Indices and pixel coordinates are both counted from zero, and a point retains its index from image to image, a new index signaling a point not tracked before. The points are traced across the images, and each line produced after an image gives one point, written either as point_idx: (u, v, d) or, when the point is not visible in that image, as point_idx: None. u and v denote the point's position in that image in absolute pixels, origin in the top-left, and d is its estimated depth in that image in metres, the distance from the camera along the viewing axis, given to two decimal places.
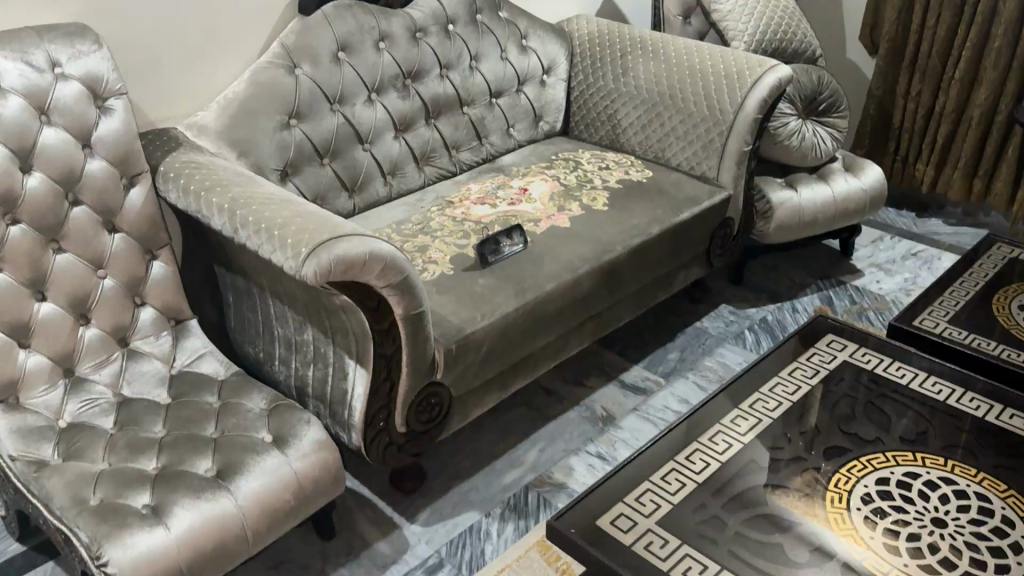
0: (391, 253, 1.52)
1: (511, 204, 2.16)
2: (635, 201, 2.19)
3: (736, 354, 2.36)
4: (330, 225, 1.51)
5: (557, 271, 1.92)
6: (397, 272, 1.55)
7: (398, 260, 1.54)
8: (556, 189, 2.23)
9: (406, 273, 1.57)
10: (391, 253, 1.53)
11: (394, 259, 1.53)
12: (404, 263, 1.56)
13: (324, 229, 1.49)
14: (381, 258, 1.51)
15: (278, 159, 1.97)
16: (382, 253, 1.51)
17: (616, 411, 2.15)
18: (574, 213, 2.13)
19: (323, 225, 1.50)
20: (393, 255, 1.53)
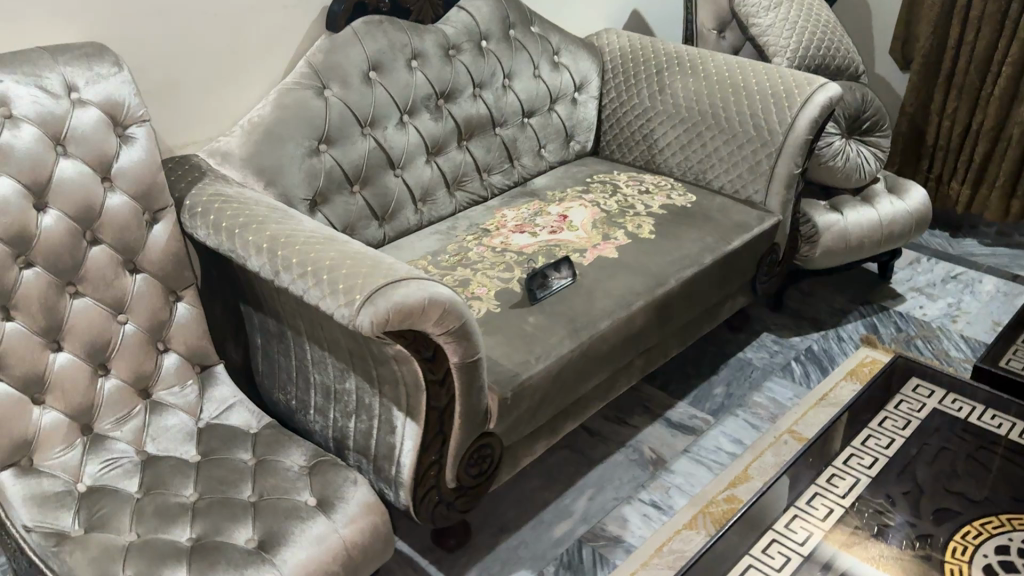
0: (451, 298, 1.39)
1: (552, 233, 2.01)
2: (684, 229, 2.06)
3: (785, 389, 2.24)
4: (383, 268, 1.37)
5: (612, 307, 1.79)
6: (457, 318, 1.41)
7: (458, 305, 1.41)
8: (597, 216, 2.09)
9: (466, 319, 1.43)
10: (450, 297, 1.39)
11: (454, 304, 1.40)
12: (463, 308, 1.42)
13: (378, 272, 1.35)
14: (441, 303, 1.37)
15: (308, 188, 1.82)
16: (442, 298, 1.37)
17: (666, 454, 2.02)
18: (621, 242, 1.99)
19: (377, 268, 1.37)
20: (452, 299, 1.40)
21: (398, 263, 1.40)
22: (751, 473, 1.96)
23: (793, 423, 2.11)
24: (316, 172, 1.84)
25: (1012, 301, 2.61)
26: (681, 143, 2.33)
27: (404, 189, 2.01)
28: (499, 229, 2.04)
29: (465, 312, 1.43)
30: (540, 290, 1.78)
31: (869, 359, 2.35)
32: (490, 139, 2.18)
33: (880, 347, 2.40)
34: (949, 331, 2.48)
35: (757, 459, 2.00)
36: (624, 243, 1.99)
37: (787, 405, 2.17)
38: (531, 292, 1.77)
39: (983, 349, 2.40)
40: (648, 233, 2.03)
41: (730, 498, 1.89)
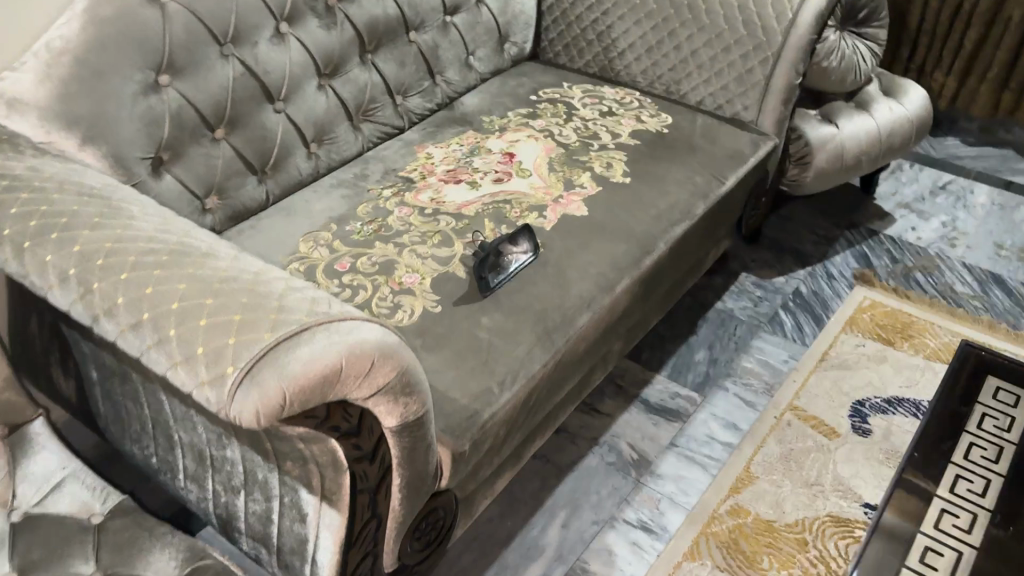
0: (379, 343, 0.90)
1: (497, 182, 1.51)
2: (665, 167, 1.59)
3: (777, 348, 1.85)
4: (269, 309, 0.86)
5: (590, 293, 1.32)
6: (393, 369, 0.93)
7: (391, 349, 0.92)
8: (552, 154, 1.59)
9: (406, 365, 0.95)
10: (378, 342, 0.90)
11: (387, 351, 0.91)
12: (398, 350, 0.94)
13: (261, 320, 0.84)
14: (366, 358, 0.88)
15: (147, 142, 1.26)
16: (367, 348, 0.88)
17: (649, 451, 1.62)
18: (589, 192, 1.51)
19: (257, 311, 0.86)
20: (382, 345, 0.91)
21: (294, 294, 0.90)
22: (754, 471, 1.59)
23: (794, 397, 1.73)
24: (160, 118, 1.27)
25: (1010, 215, 2.28)
26: (645, 43, 1.82)
27: (293, 130, 1.47)
28: (426, 178, 1.53)
29: (402, 353, 0.95)
30: (492, 275, 1.30)
31: (867, 302, 1.98)
32: (402, 49, 1.63)
33: (878, 284, 2.03)
34: (949, 258, 2.13)
35: (759, 451, 1.62)
36: (594, 193, 1.51)
37: (783, 371, 1.79)
38: (481, 280, 1.29)
39: (991, 280, 2.06)
40: (622, 177, 1.55)
41: (735, 510, 1.51)
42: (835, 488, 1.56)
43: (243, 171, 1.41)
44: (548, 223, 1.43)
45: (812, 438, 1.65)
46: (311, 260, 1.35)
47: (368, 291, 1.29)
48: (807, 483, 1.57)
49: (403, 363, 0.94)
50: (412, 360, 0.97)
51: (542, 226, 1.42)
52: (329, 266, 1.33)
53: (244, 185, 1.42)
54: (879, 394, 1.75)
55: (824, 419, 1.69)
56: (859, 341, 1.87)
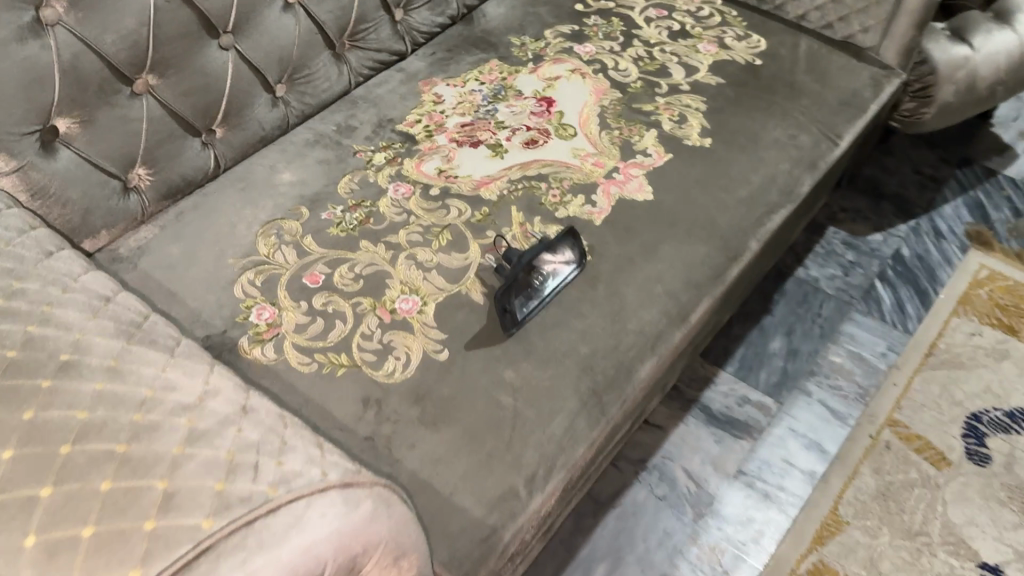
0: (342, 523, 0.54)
1: (529, 145, 1.11)
2: (758, 123, 1.17)
3: (872, 336, 1.49)
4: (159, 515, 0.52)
5: (656, 328, 0.95)
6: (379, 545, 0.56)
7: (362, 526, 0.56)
8: (604, 101, 1.18)
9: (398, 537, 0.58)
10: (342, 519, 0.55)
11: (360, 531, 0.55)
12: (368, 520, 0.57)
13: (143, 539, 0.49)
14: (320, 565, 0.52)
15: (27, 109, 0.87)
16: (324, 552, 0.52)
17: (710, 482, 1.30)
18: (655, 163, 1.10)
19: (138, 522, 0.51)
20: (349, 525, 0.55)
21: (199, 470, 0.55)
22: (843, 514, 1.26)
23: (894, 409, 1.39)
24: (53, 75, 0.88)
25: None
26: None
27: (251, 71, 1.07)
28: (433, 136, 1.13)
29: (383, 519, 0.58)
30: (520, 303, 0.93)
31: (984, 273, 1.59)
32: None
33: (998, 248, 1.63)
34: None
35: (849, 486, 1.29)
36: (661, 164, 1.10)
37: (880, 369, 1.44)
38: (504, 310, 0.92)
39: None
40: (700, 139, 1.14)
41: (817, 571, 1.20)
42: (944, 540, 1.24)
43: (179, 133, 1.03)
44: (599, 216, 1.04)
45: (915, 467, 1.32)
46: (272, 267, 0.98)
47: (347, 324, 0.92)
48: (908, 532, 1.25)
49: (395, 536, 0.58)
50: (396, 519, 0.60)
51: (591, 219, 1.03)
52: (295, 279, 0.96)
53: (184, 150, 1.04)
54: (1000, 406, 1.39)
55: (931, 440, 1.35)
56: (974, 328, 1.50)
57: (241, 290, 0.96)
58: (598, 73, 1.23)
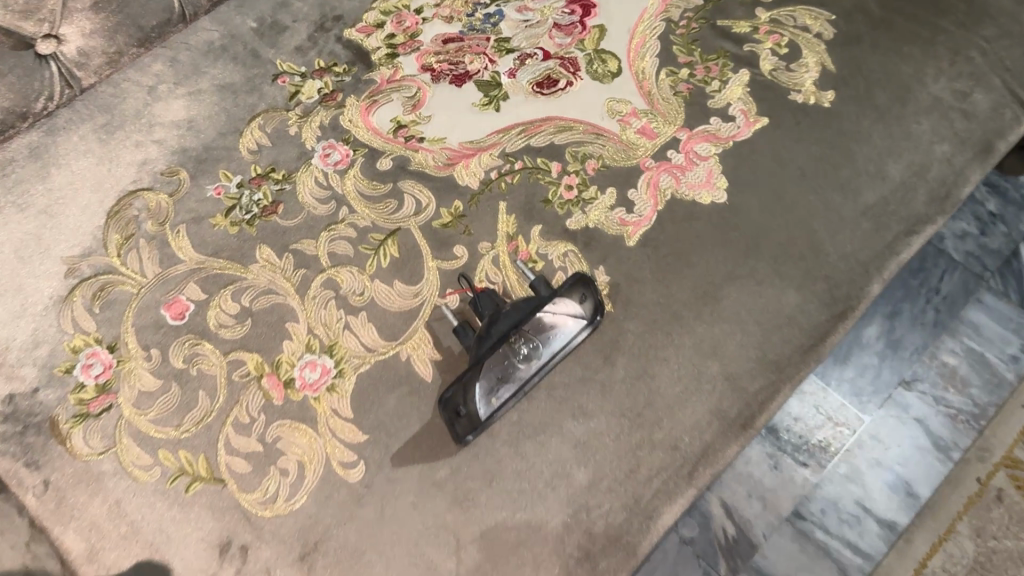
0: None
1: (545, 87, 0.72)
2: (911, 67, 0.75)
3: (1004, 332, 1.10)
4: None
5: (699, 441, 0.61)
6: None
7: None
8: (672, 16, 0.78)
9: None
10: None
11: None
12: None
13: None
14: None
15: None
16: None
17: (752, 526, 1.00)
18: (738, 131, 0.71)
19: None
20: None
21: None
22: None
23: (1015, 441, 1.01)
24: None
25: None
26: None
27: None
28: (399, 58, 0.73)
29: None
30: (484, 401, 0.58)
31: None
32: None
33: None
34: None
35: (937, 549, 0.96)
36: (748, 136, 0.71)
37: (1008, 380, 1.06)
38: (454, 414, 0.57)
39: None
40: (817, 92, 0.73)
41: None
42: None
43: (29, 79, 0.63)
44: (636, 228, 0.66)
45: None
46: (122, 282, 0.64)
47: (215, 401, 0.60)
48: None
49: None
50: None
51: (621, 233, 0.66)
52: (152, 309, 0.63)
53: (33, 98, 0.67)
54: None
55: None
56: None
57: (71, 319, 0.63)
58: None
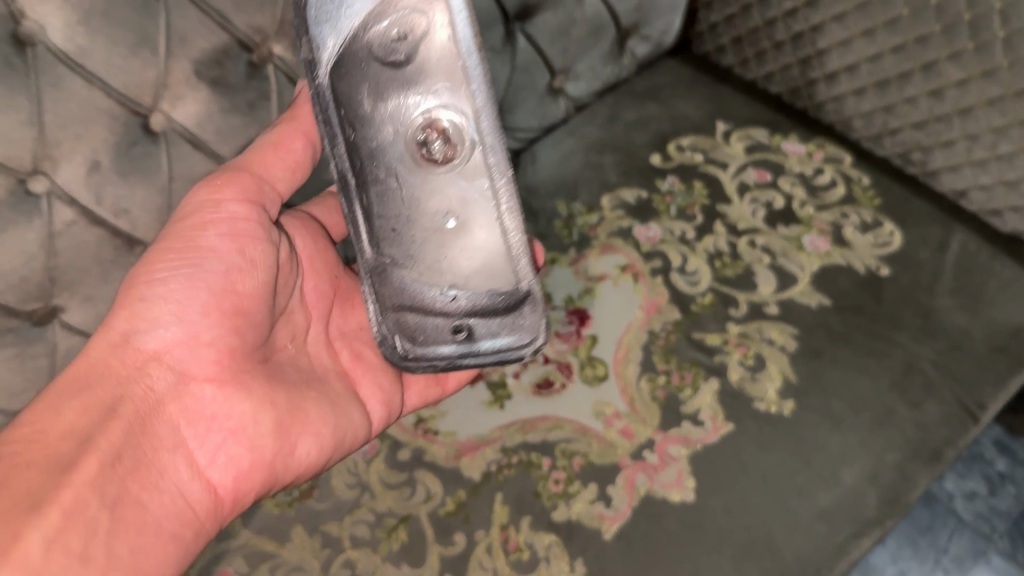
0: (273, 412, 0.56)
1: (540, 388, 0.71)
2: (870, 379, 0.70)
3: None
4: (77, 372, 0.50)
5: None
6: (246, 504, 0.57)
7: (290, 416, 0.57)
8: (656, 324, 0.74)
9: (318, 462, 0.59)
10: (276, 411, 0.56)
11: (281, 451, 0.56)
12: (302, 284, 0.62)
13: (195, 209, 0.54)
14: (204, 481, 0.53)
15: None
16: (195, 503, 0.52)
17: None
18: (754, 380, 0.70)
19: (32, 431, 0.47)
20: (273, 442, 0.56)
21: (182, 255, 0.52)
22: None
23: None
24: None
25: None
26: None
27: (149, 76, 0.60)
28: None
29: (344, 407, 0.62)
30: (445, 289, 0.57)
31: None
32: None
33: None
34: None
35: None
36: (763, 388, 0.70)
37: None
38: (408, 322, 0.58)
39: None
40: (778, 401, 0.69)
41: None
42: None
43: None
44: (680, 487, 0.65)
45: None
46: None
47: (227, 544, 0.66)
48: None
49: (314, 451, 0.58)
50: (316, 334, 0.63)
51: (668, 495, 0.65)
52: None
53: (132, 185, 0.63)
54: None
55: None
56: None
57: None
58: (682, 156, 0.88)
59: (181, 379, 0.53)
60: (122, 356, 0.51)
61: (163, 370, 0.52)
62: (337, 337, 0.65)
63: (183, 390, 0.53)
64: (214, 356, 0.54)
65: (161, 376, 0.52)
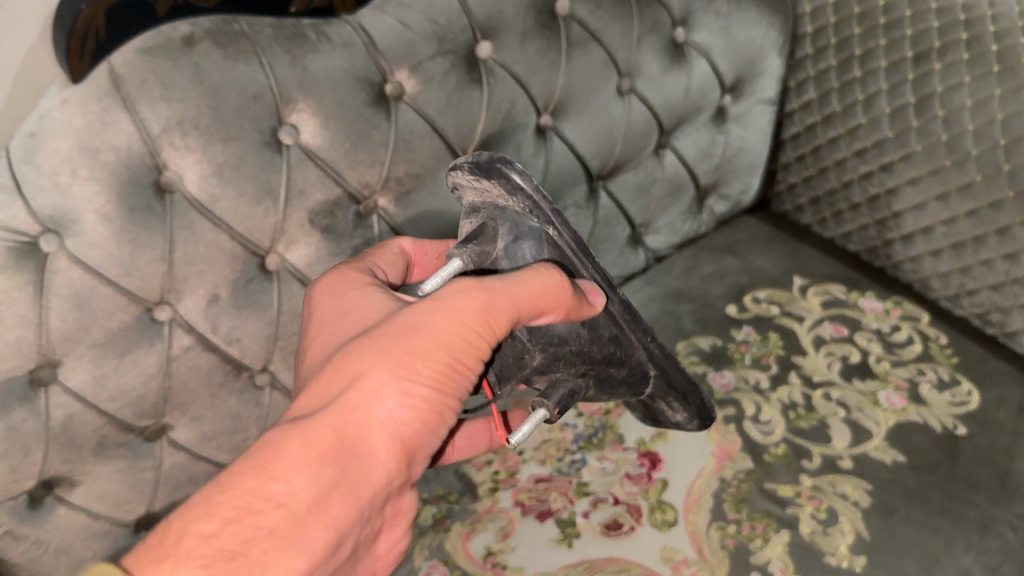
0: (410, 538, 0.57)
1: (610, 528, 0.71)
2: (942, 539, 0.69)
3: None
4: (265, 451, 0.44)
5: None
6: None
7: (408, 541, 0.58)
8: (727, 471, 0.75)
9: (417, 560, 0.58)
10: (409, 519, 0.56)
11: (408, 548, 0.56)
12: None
13: (450, 313, 0.48)
14: None
15: None
16: None
17: None
18: (826, 535, 0.70)
19: (248, 479, 0.43)
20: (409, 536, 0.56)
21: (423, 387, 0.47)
22: None
23: None
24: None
25: None
26: (830, 58, 0.93)
27: (269, 223, 0.68)
28: (498, 490, 0.75)
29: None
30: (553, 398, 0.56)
31: None
32: (585, 107, 0.81)
33: None
34: None
35: None
36: (835, 542, 0.69)
37: None
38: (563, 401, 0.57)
39: None
40: (849, 556, 0.68)
41: None
42: None
43: (113, 308, 0.64)
44: None
45: None
46: None
47: None
48: None
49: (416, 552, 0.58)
50: None
51: None
52: None
53: (245, 317, 0.71)
54: None
55: None
56: None
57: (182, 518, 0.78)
58: (757, 308, 0.91)
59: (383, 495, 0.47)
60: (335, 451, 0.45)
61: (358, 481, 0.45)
62: None
63: (384, 505, 0.50)
64: (419, 475, 0.51)
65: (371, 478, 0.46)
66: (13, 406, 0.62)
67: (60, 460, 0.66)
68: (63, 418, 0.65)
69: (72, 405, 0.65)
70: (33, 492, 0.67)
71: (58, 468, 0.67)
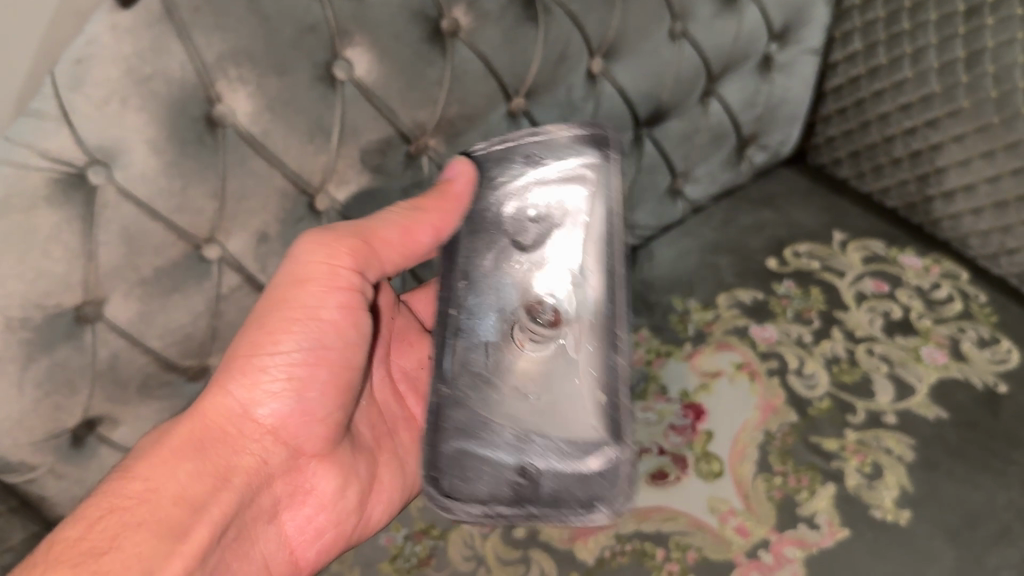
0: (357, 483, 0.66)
1: (657, 479, 0.71)
2: (984, 496, 0.70)
3: None
4: (186, 432, 0.57)
5: None
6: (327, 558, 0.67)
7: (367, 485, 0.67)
8: (772, 423, 0.75)
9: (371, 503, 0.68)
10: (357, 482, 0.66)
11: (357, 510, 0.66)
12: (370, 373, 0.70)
13: (308, 268, 0.58)
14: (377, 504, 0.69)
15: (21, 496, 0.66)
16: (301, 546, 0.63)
17: None
18: (871, 488, 0.70)
19: (147, 487, 0.53)
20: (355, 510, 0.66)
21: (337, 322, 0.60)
22: None
23: None
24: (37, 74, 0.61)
25: None
26: (878, 9, 0.90)
27: (321, 161, 0.66)
28: None
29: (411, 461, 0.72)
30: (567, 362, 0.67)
31: None
32: (636, 51, 0.79)
33: None
34: None
35: None
36: (881, 496, 0.70)
37: None
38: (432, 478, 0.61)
39: None
40: (894, 509, 0.69)
41: None
42: None
43: (162, 244, 0.62)
44: None
45: None
46: None
47: None
48: None
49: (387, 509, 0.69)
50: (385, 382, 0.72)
51: None
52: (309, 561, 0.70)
53: None
54: None
55: None
56: None
57: None
58: (797, 262, 0.90)
59: (291, 453, 0.62)
60: (239, 423, 0.59)
61: (274, 440, 0.61)
62: (400, 377, 0.74)
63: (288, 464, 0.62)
64: (318, 430, 0.62)
65: (268, 448, 0.60)
66: (58, 343, 0.61)
67: (105, 398, 0.65)
68: (109, 355, 0.63)
69: (118, 342, 0.63)
70: (75, 430, 0.66)
71: (102, 406, 0.66)
